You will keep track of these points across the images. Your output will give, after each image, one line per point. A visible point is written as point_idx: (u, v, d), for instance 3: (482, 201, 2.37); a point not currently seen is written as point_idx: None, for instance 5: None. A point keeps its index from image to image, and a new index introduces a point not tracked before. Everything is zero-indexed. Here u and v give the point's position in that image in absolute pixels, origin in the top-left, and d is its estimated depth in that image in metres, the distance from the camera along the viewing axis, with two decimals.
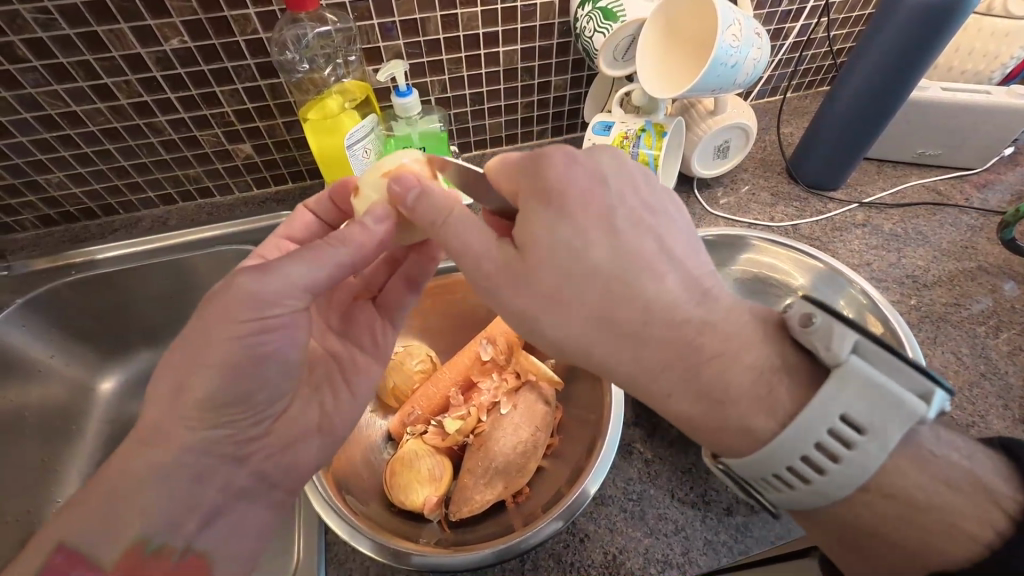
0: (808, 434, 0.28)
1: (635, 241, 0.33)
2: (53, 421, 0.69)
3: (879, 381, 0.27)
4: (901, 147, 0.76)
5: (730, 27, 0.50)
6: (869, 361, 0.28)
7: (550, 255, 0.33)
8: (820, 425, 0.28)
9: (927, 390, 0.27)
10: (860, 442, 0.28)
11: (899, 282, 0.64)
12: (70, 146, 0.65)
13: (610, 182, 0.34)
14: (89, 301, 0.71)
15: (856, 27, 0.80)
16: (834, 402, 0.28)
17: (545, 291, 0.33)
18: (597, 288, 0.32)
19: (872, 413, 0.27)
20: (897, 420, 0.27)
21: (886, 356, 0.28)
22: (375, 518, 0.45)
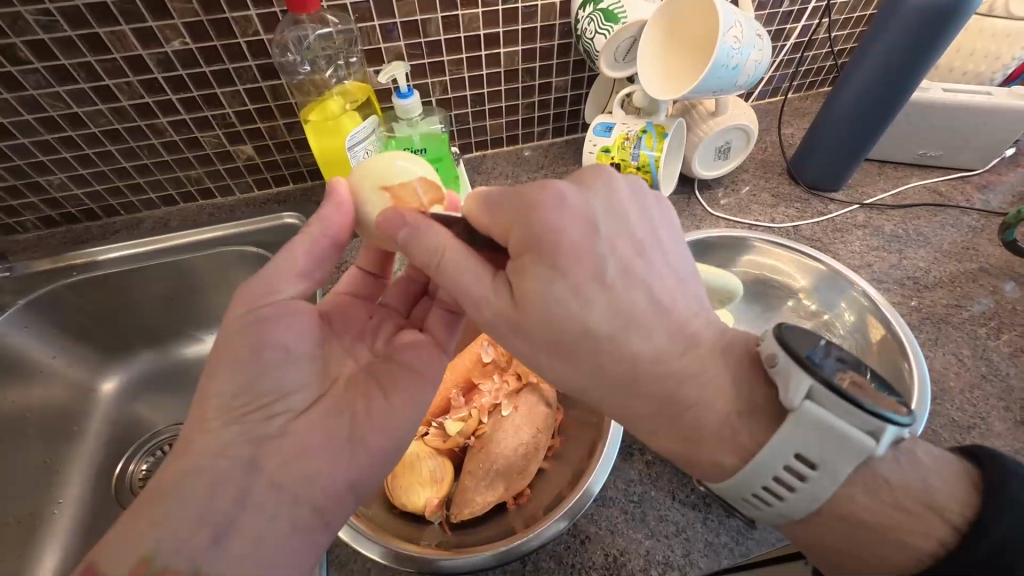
0: (767, 467, 0.30)
1: (617, 300, 0.33)
2: (54, 422, 0.69)
3: (830, 423, 0.29)
4: (902, 148, 0.76)
5: (731, 29, 0.50)
6: (823, 406, 0.29)
7: (543, 314, 0.33)
8: (783, 453, 0.30)
9: (874, 428, 0.29)
10: (813, 476, 0.30)
11: (900, 283, 0.64)
12: (72, 147, 0.65)
13: (599, 228, 0.34)
14: (91, 301, 0.71)
15: (857, 28, 0.80)
16: (788, 441, 0.30)
17: (541, 343, 0.35)
18: (590, 345, 0.33)
19: (821, 449, 0.29)
20: (849, 455, 0.29)
21: (842, 404, 0.29)
22: (377, 519, 0.45)
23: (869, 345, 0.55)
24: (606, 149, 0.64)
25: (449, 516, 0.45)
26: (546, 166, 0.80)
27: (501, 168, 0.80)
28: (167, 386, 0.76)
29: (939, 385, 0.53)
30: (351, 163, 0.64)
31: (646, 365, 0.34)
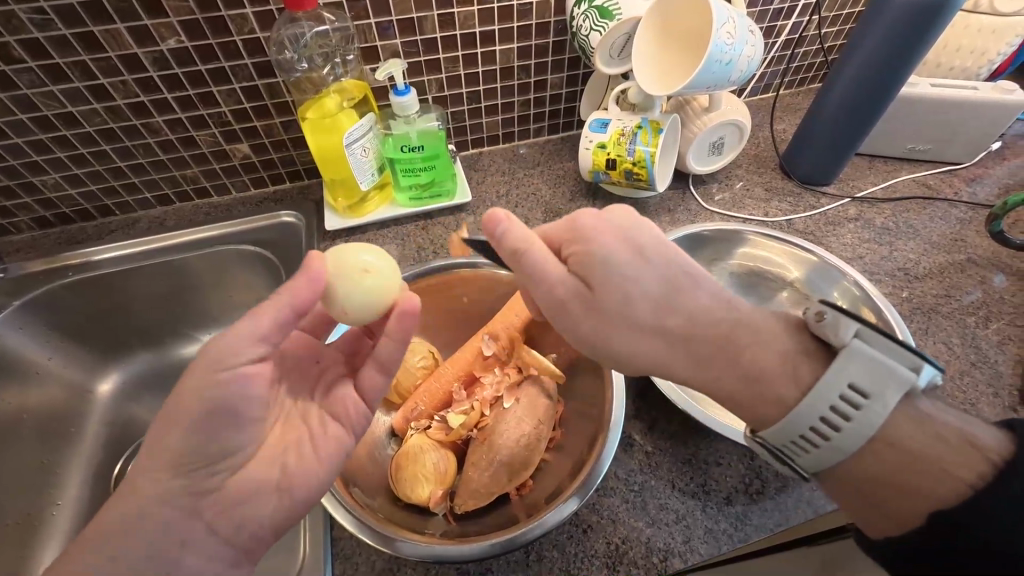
0: (821, 400, 0.31)
1: (670, 269, 0.37)
2: (52, 423, 0.69)
3: (880, 358, 0.31)
4: (892, 142, 0.77)
5: (724, 25, 0.51)
6: (871, 344, 0.32)
7: (612, 291, 0.36)
8: (833, 390, 0.31)
9: (916, 364, 0.32)
10: (867, 405, 0.31)
11: (891, 275, 0.65)
12: (66, 147, 0.64)
13: (634, 228, 0.38)
14: (88, 302, 0.71)
15: (846, 25, 0.81)
16: (841, 373, 0.32)
17: (613, 319, 0.36)
18: (654, 311, 0.36)
19: (873, 379, 0.31)
20: (894, 385, 0.31)
21: (886, 342, 0.32)
22: (383, 512, 0.45)
23: None
24: (602, 145, 0.65)
25: (453, 507, 0.45)
26: (542, 163, 0.81)
27: (498, 166, 0.81)
28: (165, 386, 0.77)
29: None
30: (348, 160, 0.64)
31: (707, 322, 0.36)
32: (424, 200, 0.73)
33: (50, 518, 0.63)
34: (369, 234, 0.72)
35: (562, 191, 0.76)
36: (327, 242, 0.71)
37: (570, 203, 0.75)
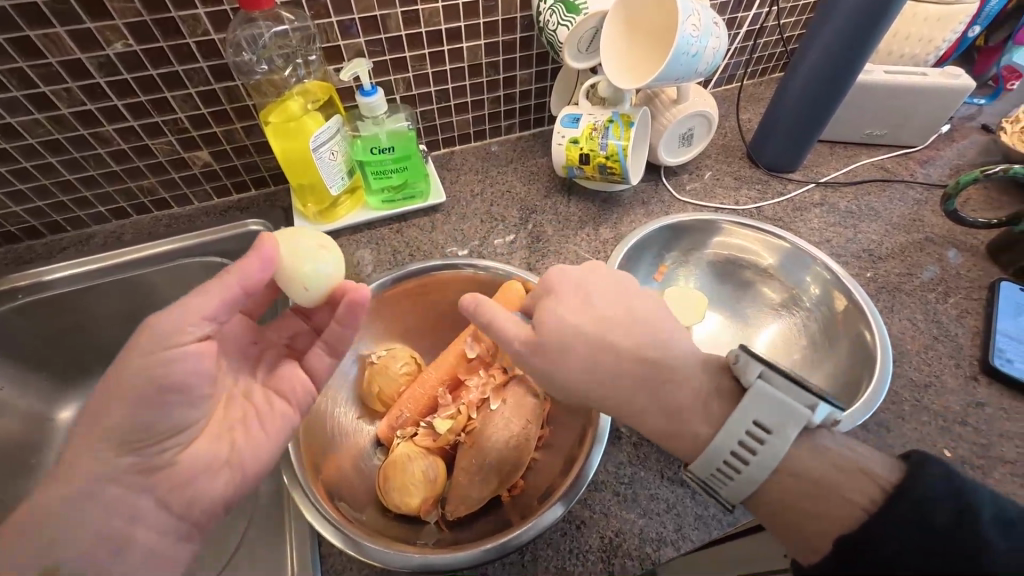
0: (731, 436, 0.36)
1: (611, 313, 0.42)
2: (8, 457, 0.64)
3: (774, 395, 0.35)
4: (850, 128, 0.80)
5: (689, 17, 0.51)
6: (771, 385, 0.35)
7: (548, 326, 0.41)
8: (741, 425, 0.35)
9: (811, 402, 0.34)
10: (769, 440, 0.34)
11: (857, 256, 0.67)
12: (7, 160, 0.60)
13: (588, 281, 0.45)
14: (42, 325, 0.67)
15: (803, 15, 0.84)
16: (748, 410, 0.35)
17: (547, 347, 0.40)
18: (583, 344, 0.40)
19: (773, 416, 0.34)
20: (793, 421, 0.34)
21: (782, 380, 0.35)
22: (374, 524, 0.44)
23: (837, 316, 0.59)
24: (574, 140, 0.65)
25: (445, 514, 0.45)
26: (515, 160, 0.80)
27: (470, 164, 0.80)
28: None
29: (897, 349, 0.57)
30: (316, 165, 0.62)
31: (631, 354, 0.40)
32: (398, 202, 0.71)
33: None
34: (341, 240, 0.70)
35: (537, 187, 0.76)
36: None
37: (545, 199, 0.74)
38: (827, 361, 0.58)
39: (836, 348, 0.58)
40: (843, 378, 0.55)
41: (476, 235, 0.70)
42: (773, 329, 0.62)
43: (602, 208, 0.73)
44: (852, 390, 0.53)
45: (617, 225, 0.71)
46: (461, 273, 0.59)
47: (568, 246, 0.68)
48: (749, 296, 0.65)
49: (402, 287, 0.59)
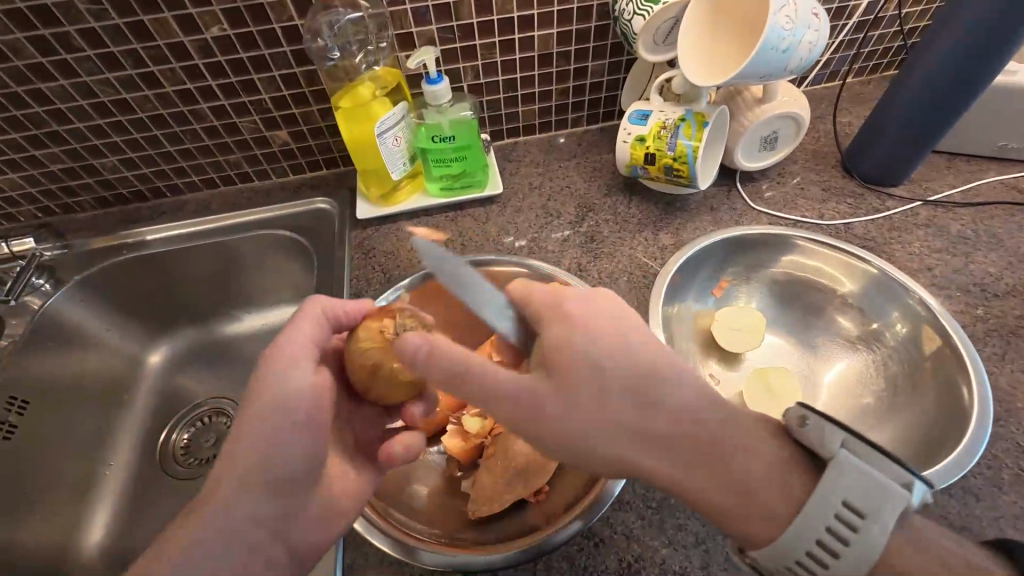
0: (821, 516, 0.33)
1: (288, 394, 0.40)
2: (109, 389, 0.74)
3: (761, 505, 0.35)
4: (978, 138, 0.68)
5: (783, 8, 0.46)
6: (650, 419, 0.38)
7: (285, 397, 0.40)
8: (828, 509, 0.33)
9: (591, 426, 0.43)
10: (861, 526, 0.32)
11: (965, 290, 0.58)
12: (121, 131, 0.68)
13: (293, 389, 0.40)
14: (139, 279, 0.75)
15: (933, 3, 0.72)
16: (834, 488, 0.34)
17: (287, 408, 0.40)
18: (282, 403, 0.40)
19: (867, 500, 0.33)
20: (889, 504, 0.33)
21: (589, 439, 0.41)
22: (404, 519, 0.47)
23: (924, 358, 0.54)
24: (641, 138, 0.62)
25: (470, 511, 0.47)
26: (579, 155, 0.77)
27: (532, 156, 0.78)
28: (212, 360, 0.80)
29: (1004, 405, 0.48)
30: (379, 150, 0.64)
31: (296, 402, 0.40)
32: (455, 190, 0.72)
33: (106, 476, 0.69)
34: (400, 224, 0.72)
35: (597, 184, 0.73)
36: (359, 230, 0.71)
37: (605, 197, 0.71)
38: (906, 410, 0.53)
39: (920, 397, 0.52)
40: (924, 433, 0.50)
41: (530, 229, 0.69)
42: (843, 364, 0.58)
43: (665, 211, 0.69)
44: (934, 447, 0.48)
45: (679, 231, 0.66)
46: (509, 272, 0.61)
47: (623, 249, 0.65)
48: (821, 324, 0.61)
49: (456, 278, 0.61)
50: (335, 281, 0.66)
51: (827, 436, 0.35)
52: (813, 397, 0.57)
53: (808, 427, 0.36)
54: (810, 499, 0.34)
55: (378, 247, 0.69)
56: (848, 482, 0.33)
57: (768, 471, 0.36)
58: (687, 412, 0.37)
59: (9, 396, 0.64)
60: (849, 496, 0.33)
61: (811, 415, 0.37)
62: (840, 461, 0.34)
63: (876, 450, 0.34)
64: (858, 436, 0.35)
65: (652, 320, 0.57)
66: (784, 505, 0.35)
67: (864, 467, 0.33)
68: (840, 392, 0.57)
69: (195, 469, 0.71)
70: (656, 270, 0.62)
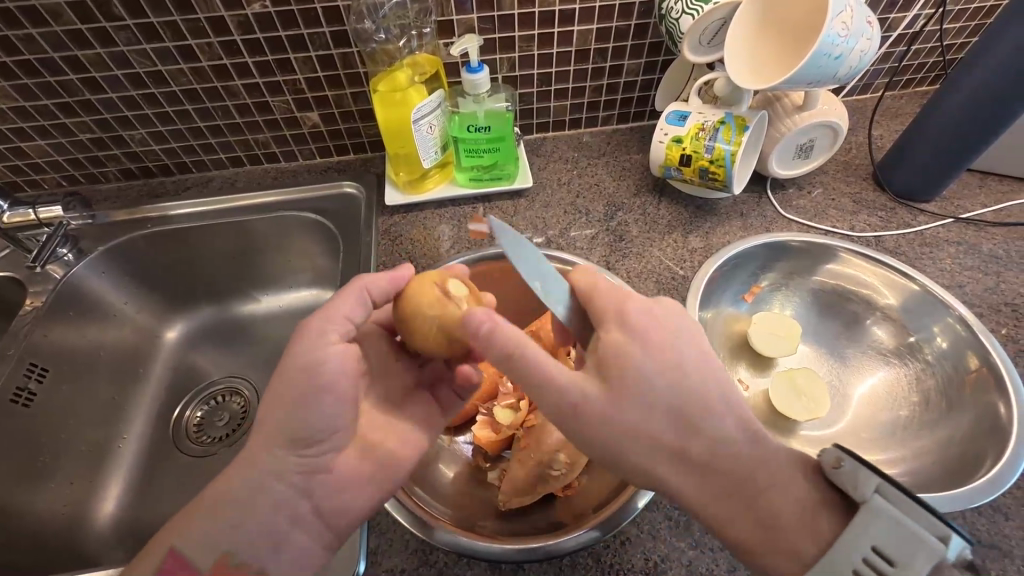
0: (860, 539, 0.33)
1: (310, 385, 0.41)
2: (125, 361, 0.74)
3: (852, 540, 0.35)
4: (1011, 158, 0.68)
5: (840, 15, 0.46)
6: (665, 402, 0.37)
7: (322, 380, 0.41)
8: (859, 544, 0.33)
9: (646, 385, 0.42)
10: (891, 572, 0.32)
11: (995, 309, 0.58)
12: (153, 104, 0.68)
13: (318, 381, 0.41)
14: (160, 254, 0.75)
15: (973, 21, 0.72)
16: (866, 530, 0.33)
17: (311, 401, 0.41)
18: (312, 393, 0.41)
19: (897, 544, 0.32)
20: (922, 554, 0.32)
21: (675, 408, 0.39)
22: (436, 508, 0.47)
23: (965, 376, 0.53)
24: (678, 139, 0.61)
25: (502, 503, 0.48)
26: (608, 153, 0.77)
27: (561, 152, 0.78)
28: (230, 338, 0.80)
29: None
30: (413, 136, 0.63)
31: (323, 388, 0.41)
32: (484, 181, 0.72)
33: (118, 449, 0.69)
34: (427, 213, 0.71)
35: (626, 184, 0.73)
36: (386, 216, 0.71)
37: (634, 197, 0.71)
38: (942, 426, 0.52)
39: (956, 414, 0.52)
40: (958, 451, 0.49)
41: (557, 224, 0.69)
42: (877, 376, 0.58)
43: (695, 214, 0.68)
44: (970, 466, 0.47)
45: (709, 235, 0.66)
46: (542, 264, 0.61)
47: (652, 251, 0.65)
48: (856, 335, 0.61)
49: (490, 268, 0.62)
50: (361, 265, 0.65)
51: (861, 479, 0.35)
52: (845, 408, 0.57)
53: (843, 469, 0.36)
54: (833, 547, 0.34)
55: (405, 235, 0.69)
56: (878, 528, 0.33)
57: (801, 515, 0.36)
58: (725, 448, 0.37)
59: (29, 364, 0.64)
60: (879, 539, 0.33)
61: (846, 458, 0.36)
62: (872, 507, 0.33)
63: (917, 502, 0.32)
64: (889, 479, 0.34)
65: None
66: (812, 548, 0.35)
67: (896, 514, 0.33)
68: (874, 404, 0.57)
69: (210, 447, 0.71)
70: (684, 272, 0.62)
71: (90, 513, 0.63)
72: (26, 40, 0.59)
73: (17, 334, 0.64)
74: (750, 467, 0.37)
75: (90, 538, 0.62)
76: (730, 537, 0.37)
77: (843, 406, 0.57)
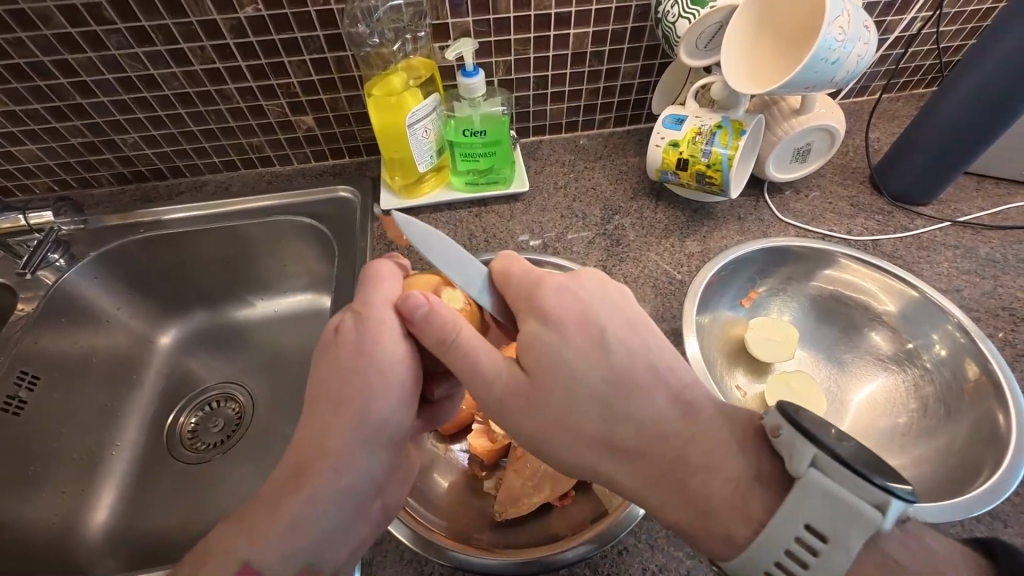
0: (795, 520, 0.31)
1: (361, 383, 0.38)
2: (118, 367, 0.73)
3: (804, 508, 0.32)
4: (1008, 162, 0.68)
5: (837, 19, 0.46)
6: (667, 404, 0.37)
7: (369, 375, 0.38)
8: (791, 524, 0.31)
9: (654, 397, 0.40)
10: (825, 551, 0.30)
11: (993, 313, 0.58)
12: (145, 108, 0.67)
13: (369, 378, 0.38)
14: (153, 259, 0.74)
15: (969, 24, 0.72)
16: (797, 509, 0.31)
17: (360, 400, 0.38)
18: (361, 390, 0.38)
19: (833, 521, 0.30)
20: (857, 527, 0.30)
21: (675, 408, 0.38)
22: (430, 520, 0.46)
23: (964, 383, 0.53)
24: (675, 143, 0.61)
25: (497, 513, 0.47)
26: (605, 157, 0.77)
27: (558, 156, 0.77)
28: (224, 344, 0.79)
29: None
30: (408, 140, 0.63)
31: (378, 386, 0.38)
32: (480, 185, 0.71)
33: (111, 456, 0.68)
34: (423, 216, 0.71)
35: (624, 187, 0.72)
36: (382, 220, 0.71)
37: (631, 201, 0.71)
38: (941, 434, 0.52)
39: (955, 421, 0.52)
40: (957, 459, 0.49)
41: (554, 228, 0.68)
42: (876, 382, 0.58)
43: (692, 218, 0.68)
44: (969, 474, 0.47)
45: (706, 239, 0.65)
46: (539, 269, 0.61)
47: (649, 255, 0.64)
48: (854, 341, 0.61)
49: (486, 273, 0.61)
50: (357, 270, 0.64)
51: (798, 449, 0.32)
52: (845, 414, 0.57)
53: (782, 438, 0.33)
54: (767, 525, 0.32)
55: None
56: (812, 505, 0.31)
57: (732, 496, 0.34)
58: (651, 433, 0.37)
59: (19, 371, 0.63)
60: (812, 520, 0.31)
61: (786, 425, 0.33)
62: (807, 482, 0.31)
63: (855, 473, 0.30)
64: (827, 451, 0.31)
65: (685, 327, 0.56)
66: (744, 531, 0.34)
67: (832, 488, 0.30)
68: (873, 410, 0.57)
69: (204, 454, 0.70)
70: (681, 276, 0.62)
71: (82, 523, 0.62)
72: (15, 44, 0.58)
73: (7, 341, 0.63)
74: (676, 452, 0.36)
75: (82, 547, 0.61)
76: (669, 520, 0.36)
77: (843, 413, 0.57)
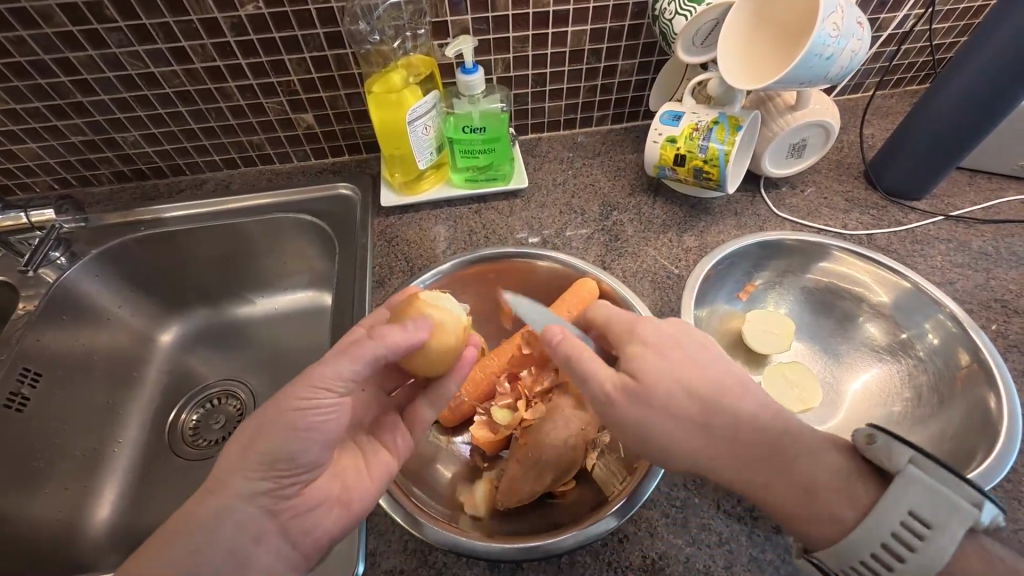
0: (894, 511, 0.33)
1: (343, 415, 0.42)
2: (120, 365, 0.73)
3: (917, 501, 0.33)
4: (1000, 157, 0.69)
5: (831, 15, 0.46)
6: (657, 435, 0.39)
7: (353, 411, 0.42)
8: (894, 515, 0.33)
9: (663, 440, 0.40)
10: (928, 537, 0.32)
11: (986, 305, 0.59)
12: (146, 106, 0.67)
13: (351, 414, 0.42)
14: (154, 257, 0.75)
15: (962, 21, 0.73)
16: (900, 498, 0.33)
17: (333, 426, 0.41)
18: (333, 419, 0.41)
19: (934, 510, 0.32)
20: (957, 519, 0.32)
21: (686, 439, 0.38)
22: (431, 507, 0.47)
23: (956, 373, 0.54)
24: (672, 139, 0.62)
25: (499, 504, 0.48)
26: (603, 153, 0.77)
27: (556, 153, 0.78)
28: (225, 343, 0.79)
29: None
30: (408, 137, 0.63)
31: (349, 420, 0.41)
32: (480, 182, 0.72)
33: (113, 454, 0.68)
34: (422, 214, 0.71)
35: (621, 184, 0.73)
36: (381, 217, 0.71)
37: (629, 197, 0.71)
38: (935, 421, 0.53)
39: (947, 409, 0.53)
40: (950, 445, 0.50)
41: (552, 225, 0.69)
42: (870, 373, 0.59)
43: (690, 214, 0.69)
44: (961, 460, 0.48)
45: (704, 234, 0.66)
46: (541, 264, 0.61)
47: (647, 250, 0.65)
48: (848, 333, 0.62)
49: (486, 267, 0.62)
50: (358, 266, 0.64)
51: (895, 452, 0.35)
52: (840, 403, 0.58)
53: (876, 444, 0.36)
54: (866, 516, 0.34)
55: (400, 235, 0.69)
56: (915, 497, 0.33)
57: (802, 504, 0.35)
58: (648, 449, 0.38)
59: (22, 368, 0.63)
60: (915, 510, 0.33)
61: (881, 434, 0.36)
62: (907, 477, 0.33)
63: (952, 472, 0.33)
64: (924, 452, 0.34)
65: (684, 321, 0.57)
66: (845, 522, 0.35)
67: (935, 483, 0.33)
68: (866, 401, 0.57)
69: (207, 450, 0.70)
70: (679, 271, 0.62)
71: (86, 519, 0.63)
72: (17, 42, 0.58)
73: (9, 339, 0.63)
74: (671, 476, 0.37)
75: (86, 542, 0.61)
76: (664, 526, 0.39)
77: (839, 402, 0.58)
